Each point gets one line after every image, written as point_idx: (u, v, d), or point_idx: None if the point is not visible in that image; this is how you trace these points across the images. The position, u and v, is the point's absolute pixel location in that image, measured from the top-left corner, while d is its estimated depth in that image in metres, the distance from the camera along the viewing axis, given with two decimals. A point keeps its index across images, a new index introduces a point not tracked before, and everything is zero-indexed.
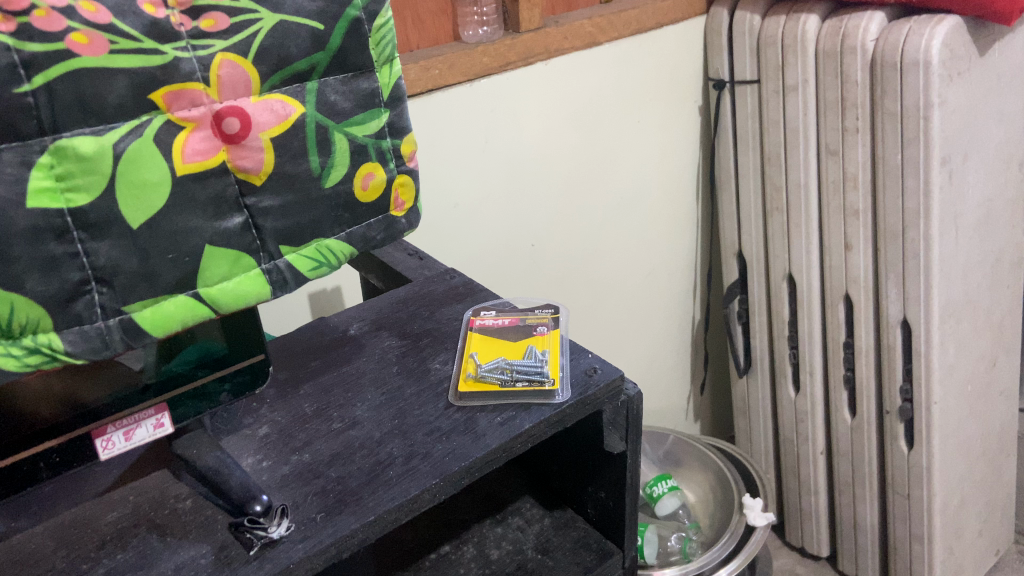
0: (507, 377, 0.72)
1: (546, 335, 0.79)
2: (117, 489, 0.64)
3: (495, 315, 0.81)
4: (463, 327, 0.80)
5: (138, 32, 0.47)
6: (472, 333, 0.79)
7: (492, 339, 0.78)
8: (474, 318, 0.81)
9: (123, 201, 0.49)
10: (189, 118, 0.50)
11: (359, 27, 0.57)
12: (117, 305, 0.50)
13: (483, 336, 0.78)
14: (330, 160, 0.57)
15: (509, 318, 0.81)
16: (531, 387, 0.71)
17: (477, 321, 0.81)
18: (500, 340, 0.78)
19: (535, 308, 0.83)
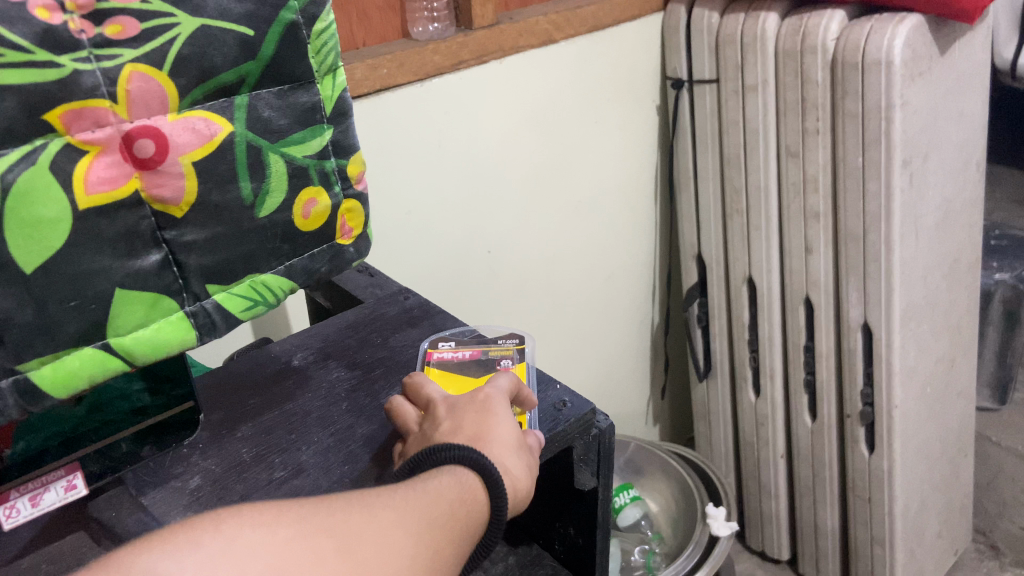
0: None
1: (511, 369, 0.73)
2: (25, 557, 0.55)
3: (454, 348, 0.74)
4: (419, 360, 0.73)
5: (28, 42, 0.40)
6: (429, 367, 0.72)
7: (452, 373, 0.71)
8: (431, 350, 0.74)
9: (13, 242, 0.41)
10: (93, 141, 0.43)
11: (297, 33, 0.50)
12: (10, 365, 0.42)
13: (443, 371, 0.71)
14: (265, 185, 0.50)
15: (471, 350, 0.74)
16: None
17: (436, 354, 0.73)
18: (462, 375, 0.71)
19: (498, 337, 0.76)
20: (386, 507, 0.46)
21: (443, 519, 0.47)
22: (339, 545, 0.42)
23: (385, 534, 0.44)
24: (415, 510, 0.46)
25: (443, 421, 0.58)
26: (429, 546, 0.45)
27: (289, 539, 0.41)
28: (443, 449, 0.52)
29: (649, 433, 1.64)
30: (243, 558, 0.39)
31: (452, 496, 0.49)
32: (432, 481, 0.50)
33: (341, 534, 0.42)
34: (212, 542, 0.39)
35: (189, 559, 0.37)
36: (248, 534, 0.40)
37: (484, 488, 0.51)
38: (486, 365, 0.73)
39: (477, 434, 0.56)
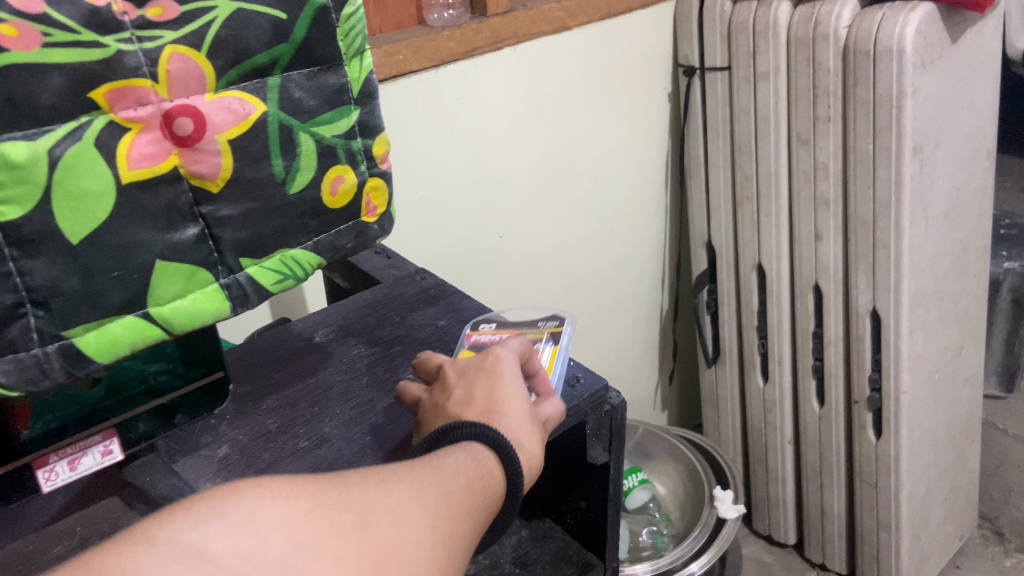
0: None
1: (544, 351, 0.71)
2: (63, 519, 0.57)
3: (494, 330, 0.74)
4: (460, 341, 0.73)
5: (75, 23, 0.42)
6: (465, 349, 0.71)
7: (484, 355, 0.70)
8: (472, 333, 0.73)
9: (61, 214, 0.43)
10: (135, 118, 0.45)
11: (326, 16, 0.52)
12: (56, 330, 0.45)
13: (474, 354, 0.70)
14: (295, 164, 0.52)
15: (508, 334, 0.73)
16: None
17: (474, 336, 0.73)
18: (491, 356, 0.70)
19: (538, 321, 0.75)
20: (402, 484, 0.45)
21: (459, 493, 0.46)
22: (356, 518, 0.40)
23: (403, 509, 0.43)
24: (429, 486, 0.45)
25: (454, 390, 0.58)
26: (448, 519, 0.44)
27: (310, 514, 0.39)
28: (459, 426, 0.52)
29: (657, 419, 1.67)
30: (268, 529, 0.37)
31: (468, 472, 0.48)
32: (448, 458, 0.49)
33: (359, 508, 0.41)
34: (234, 511, 0.37)
35: (213, 529, 0.36)
36: (267, 510, 0.38)
37: (500, 464, 0.51)
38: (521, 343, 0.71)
39: (490, 404, 0.55)
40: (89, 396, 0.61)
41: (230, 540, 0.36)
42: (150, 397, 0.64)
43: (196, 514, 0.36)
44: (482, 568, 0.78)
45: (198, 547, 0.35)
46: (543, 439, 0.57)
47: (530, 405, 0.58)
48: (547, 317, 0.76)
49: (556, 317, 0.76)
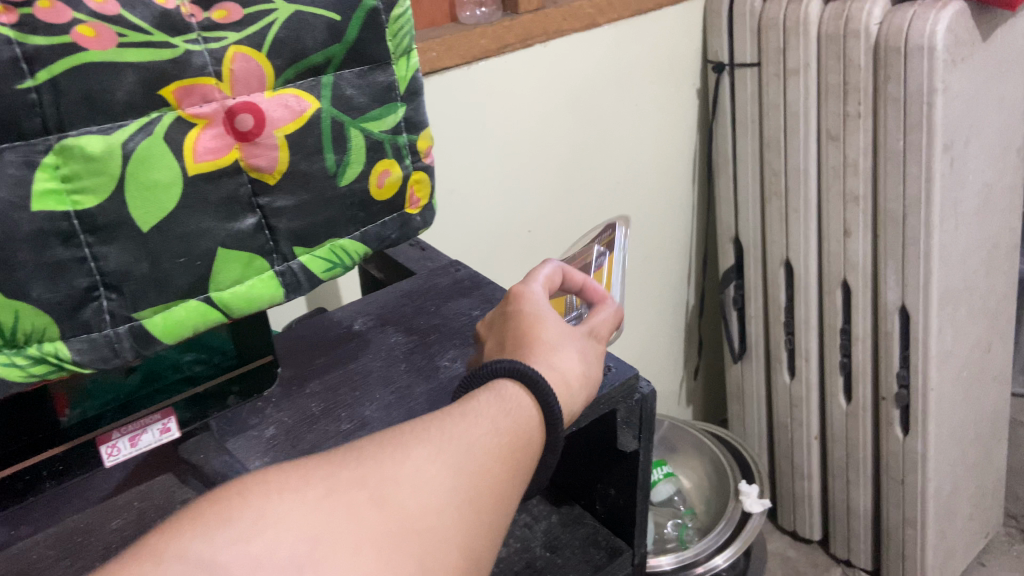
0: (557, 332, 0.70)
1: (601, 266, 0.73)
2: (120, 494, 0.61)
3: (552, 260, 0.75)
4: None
5: (147, 24, 0.46)
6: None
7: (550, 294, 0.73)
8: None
9: (133, 203, 0.48)
10: (201, 114, 0.50)
11: (377, 18, 0.56)
12: (127, 312, 0.50)
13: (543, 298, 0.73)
14: (346, 158, 0.56)
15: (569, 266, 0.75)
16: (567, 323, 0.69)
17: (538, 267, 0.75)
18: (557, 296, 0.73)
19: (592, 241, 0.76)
20: (420, 448, 0.43)
21: (485, 450, 0.45)
22: (374, 493, 0.39)
23: (425, 470, 0.42)
24: (449, 442, 0.44)
25: (489, 340, 0.61)
26: (473, 476, 0.43)
27: (327, 501, 0.38)
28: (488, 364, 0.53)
29: (683, 414, 1.68)
30: (283, 525, 0.36)
31: (495, 413, 0.48)
32: (472, 405, 0.48)
33: (376, 483, 0.40)
34: (242, 515, 0.36)
35: (222, 536, 0.35)
36: (277, 508, 0.37)
37: (529, 394, 0.51)
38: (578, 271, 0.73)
39: (520, 341, 0.57)
40: (127, 384, 0.62)
41: (246, 542, 0.35)
42: (185, 386, 0.65)
43: (204, 525, 0.35)
44: (514, 551, 0.80)
45: (208, 558, 0.34)
46: (581, 359, 0.58)
47: (559, 328, 0.59)
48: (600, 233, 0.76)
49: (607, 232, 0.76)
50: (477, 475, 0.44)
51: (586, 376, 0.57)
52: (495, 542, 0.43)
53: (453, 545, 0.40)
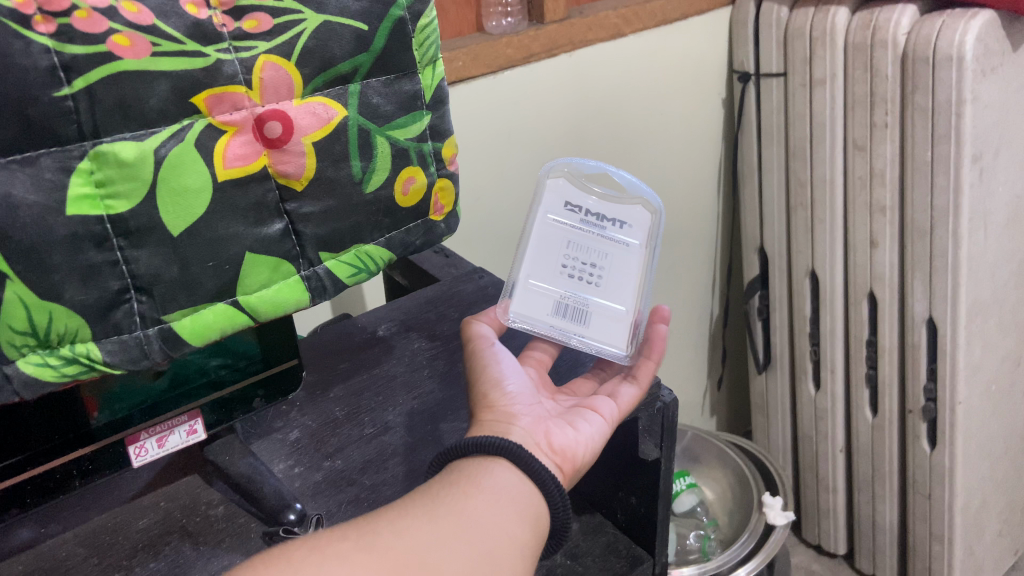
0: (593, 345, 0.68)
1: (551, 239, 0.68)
2: (147, 495, 0.63)
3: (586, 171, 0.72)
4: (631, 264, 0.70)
5: (181, 34, 0.48)
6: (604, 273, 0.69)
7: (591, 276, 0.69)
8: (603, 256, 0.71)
9: (164, 208, 0.49)
10: (230, 122, 0.51)
11: (403, 27, 0.57)
12: (157, 315, 0.51)
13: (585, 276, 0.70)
14: (372, 165, 0.57)
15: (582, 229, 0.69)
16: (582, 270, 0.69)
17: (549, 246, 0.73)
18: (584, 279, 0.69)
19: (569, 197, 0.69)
20: (392, 510, 0.46)
21: (454, 495, 0.48)
22: (357, 544, 0.43)
23: (397, 523, 0.45)
24: (416, 501, 0.48)
25: None
26: (449, 513, 0.47)
27: (315, 555, 0.41)
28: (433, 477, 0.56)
29: (706, 424, 1.67)
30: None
31: (443, 478, 0.51)
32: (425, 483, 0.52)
33: (359, 536, 0.43)
34: None
35: None
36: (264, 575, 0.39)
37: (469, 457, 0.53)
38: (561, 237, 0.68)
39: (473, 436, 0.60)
40: (153, 388, 0.60)
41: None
42: (210, 391, 0.63)
43: None
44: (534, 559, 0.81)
45: None
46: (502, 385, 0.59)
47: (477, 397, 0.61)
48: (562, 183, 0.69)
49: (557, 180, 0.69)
50: (455, 513, 0.47)
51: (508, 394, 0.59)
52: (502, 558, 0.46)
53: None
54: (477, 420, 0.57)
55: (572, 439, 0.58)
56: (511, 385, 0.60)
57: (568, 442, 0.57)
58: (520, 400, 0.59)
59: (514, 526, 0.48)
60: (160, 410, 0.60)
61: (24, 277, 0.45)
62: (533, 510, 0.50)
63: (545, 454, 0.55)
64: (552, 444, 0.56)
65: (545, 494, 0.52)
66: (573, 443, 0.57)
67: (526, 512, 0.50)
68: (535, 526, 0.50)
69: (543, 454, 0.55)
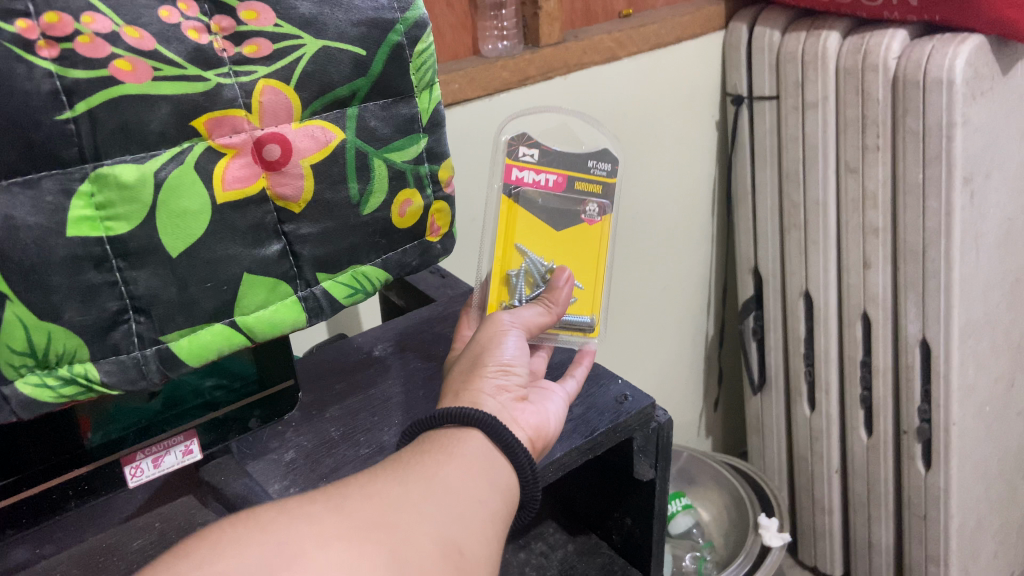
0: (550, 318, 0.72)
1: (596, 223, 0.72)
2: (142, 515, 0.63)
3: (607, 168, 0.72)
4: (496, 180, 0.71)
5: (181, 58, 0.48)
6: (505, 197, 0.71)
7: (531, 218, 0.71)
8: (510, 165, 0.70)
9: (163, 229, 0.50)
10: (230, 144, 0.51)
11: (401, 51, 0.58)
12: (155, 335, 0.51)
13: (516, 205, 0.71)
14: (369, 187, 0.58)
15: (557, 173, 0.71)
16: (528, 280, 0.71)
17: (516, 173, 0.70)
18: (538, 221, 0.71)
19: (591, 161, 0.71)
20: (360, 478, 0.46)
21: (427, 464, 0.48)
22: (327, 506, 0.42)
23: (370, 487, 0.45)
24: (387, 470, 0.47)
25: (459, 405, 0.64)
26: (421, 481, 0.46)
27: (283, 516, 0.40)
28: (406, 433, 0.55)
29: (702, 445, 1.67)
30: (248, 547, 0.37)
31: (413, 449, 0.51)
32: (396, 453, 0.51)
33: (328, 499, 0.43)
34: (199, 551, 0.37)
35: None
36: (233, 534, 0.38)
37: (451, 423, 0.53)
38: (569, 210, 0.72)
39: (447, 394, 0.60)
40: (148, 409, 0.60)
41: (209, 573, 0.36)
42: (205, 411, 0.63)
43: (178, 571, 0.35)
44: None
45: None
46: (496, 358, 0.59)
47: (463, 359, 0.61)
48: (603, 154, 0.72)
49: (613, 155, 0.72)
50: (425, 480, 0.47)
51: (499, 370, 0.59)
52: (475, 526, 0.46)
53: (425, 534, 0.43)
54: (462, 387, 0.57)
55: (543, 415, 0.60)
56: (508, 359, 0.60)
57: (540, 419, 0.59)
58: (511, 374, 0.59)
59: (484, 495, 0.48)
60: (154, 430, 0.60)
61: (24, 297, 0.46)
62: (501, 483, 0.51)
63: (521, 428, 0.57)
64: (528, 419, 0.58)
65: (516, 466, 0.52)
66: (543, 425, 0.59)
67: (494, 484, 0.50)
68: (504, 499, 0.50)
69: (520, 430, 0.57)
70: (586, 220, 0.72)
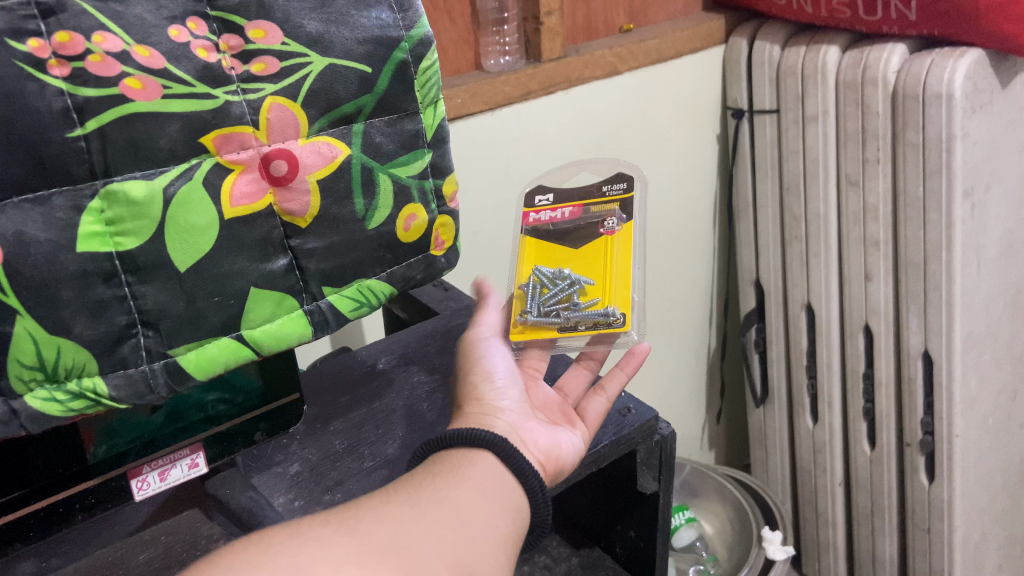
0: (561, 316, 0.71)
1: (616, 233, 0.77)
2: (148, 528, 0.63)
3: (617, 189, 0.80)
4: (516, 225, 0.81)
5: (191, 77, 0.49)
6: (526, 235, 0.80)
7: (549, 243, 0.79)
8: (527, 212, 0.81)
9: (172, 244, 0.50)
10: (237, 161, 0.52)
11: (406, 69, 0.58)
12: (162, 349, 0.52)
13: (536, 238, 0.79)
14: (374, 202, 0.59)
15: (570, 206, 0.80)
16: (538, 285, 0.74)
17: (534, 215, 0.81)
18: (557, 244, 0.78)
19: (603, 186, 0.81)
20: (373, 499, 0.47)
21: (439, 486, 0.49)
22: (338, 528, 0.42)
23: (382, 511, 0.45)
24: (399, 491, 0.48)
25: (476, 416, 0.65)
26: (432, 502, 0.47)
27: (295, 540, 0.40)
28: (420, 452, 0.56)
29: (705, 458, 1.67)
30: (258, 569, 0.38)
31: (425, 470, 0.52)
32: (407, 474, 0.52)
33: (340, 521, 0.43)
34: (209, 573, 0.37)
35: None
36: (239, 560, 0.38)
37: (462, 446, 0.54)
38: (589, 227, 0.78)
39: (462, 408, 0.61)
40: (149, 423, 0.61)
41: None
42: (209, 425, 0.64)
43: None
44: None
45: None
46: None
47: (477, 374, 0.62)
48: (613, 180, 0.81)
49: (622, 179, 0.81)
50: (437, 502, 0.47)
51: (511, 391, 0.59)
52: (486, 547, 0.46)
53: (438, 555, 0.43)
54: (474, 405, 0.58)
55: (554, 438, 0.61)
56: None
57: (551, 441, 0.60)
58: None
59: (494, 515, 0.49)
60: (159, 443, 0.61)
61: (33, 312, 0.46)
62: (512, 503, 0.51)
63: (530, 450, 0.58)
64: (537, 441, 0.59)
65: (527, 489, 0.53)
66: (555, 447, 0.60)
67: (504, 503, 0.50)
68: (514, 518, 0.51)
69: (528, 451, 0.58)
70: (607, 232, 0.77)
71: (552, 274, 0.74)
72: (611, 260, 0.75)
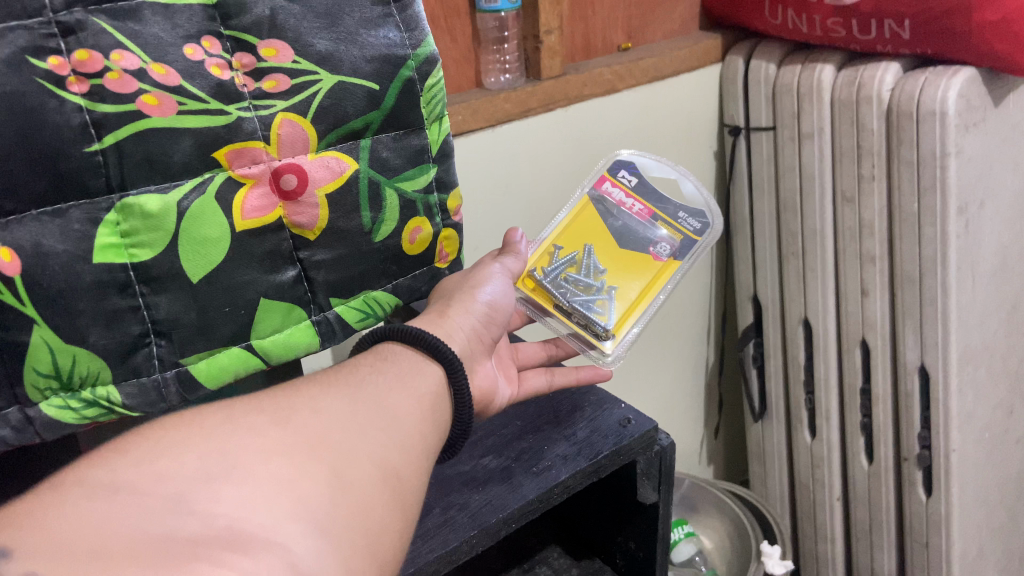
0: (567, 299, 0.77)
1: (659, 259, 0.80)
2: None
3: (686, 220, 0.82)
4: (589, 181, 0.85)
5: (205, 93, 0.53)
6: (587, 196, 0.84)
7: (600, 222, 0.83)
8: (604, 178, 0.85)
9: (186, 256, 0.54)
10: (248, 175, 0.56)
11: (412, 87, 0.63)
12: (174, 357, 0.56)
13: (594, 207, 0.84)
14: (381, 215, 0.63)
15: (642, 206, 0.83)
16: (568, 262, 0.80)
17: (606, 186, 0.84)
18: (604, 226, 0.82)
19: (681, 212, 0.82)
20: (314, 389, 0.48)
21: (380, 384, 0.52)
22: (272, 418, 0.43)
23: (322, 400, 0.47)
24: (339, 383, 0.51)
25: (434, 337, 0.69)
26: (369, 400, 0.49)
27: (228, 424, 0.41)
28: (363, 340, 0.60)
29: (704, 473, 1.67)
30: (186, 445, 0.39)
31: (372, 364, 0.55)
32: (351, 362, 0.55)
33: (276, 410, 0.44)
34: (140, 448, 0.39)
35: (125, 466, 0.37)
36: (171, 436, 0.40)
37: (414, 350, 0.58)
38: (642, 237, 0.82)
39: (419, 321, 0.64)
40: None
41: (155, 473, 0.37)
42: None
43: None
44: None
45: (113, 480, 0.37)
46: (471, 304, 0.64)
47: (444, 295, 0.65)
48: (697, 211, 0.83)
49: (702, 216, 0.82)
50: (373, 400, 0.50)
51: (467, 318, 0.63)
52: (412, 453, 0.49)
53: (368, 456, 0.45)
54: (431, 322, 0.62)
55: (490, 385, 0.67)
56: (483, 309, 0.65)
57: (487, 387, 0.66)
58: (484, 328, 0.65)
59: (425, 430, 0.52)
60: None
61: (49, 321, 0.50)
62: (441, 419, 0.55)
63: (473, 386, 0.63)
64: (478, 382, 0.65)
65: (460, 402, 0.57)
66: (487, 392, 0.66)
67: (436, 419, 0.54)
68: (440, 434, 0.54)
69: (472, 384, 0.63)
70: (653, 251, 0.80)
71: (589, 258, 0.80)
72: (642, 274, 0.79)
